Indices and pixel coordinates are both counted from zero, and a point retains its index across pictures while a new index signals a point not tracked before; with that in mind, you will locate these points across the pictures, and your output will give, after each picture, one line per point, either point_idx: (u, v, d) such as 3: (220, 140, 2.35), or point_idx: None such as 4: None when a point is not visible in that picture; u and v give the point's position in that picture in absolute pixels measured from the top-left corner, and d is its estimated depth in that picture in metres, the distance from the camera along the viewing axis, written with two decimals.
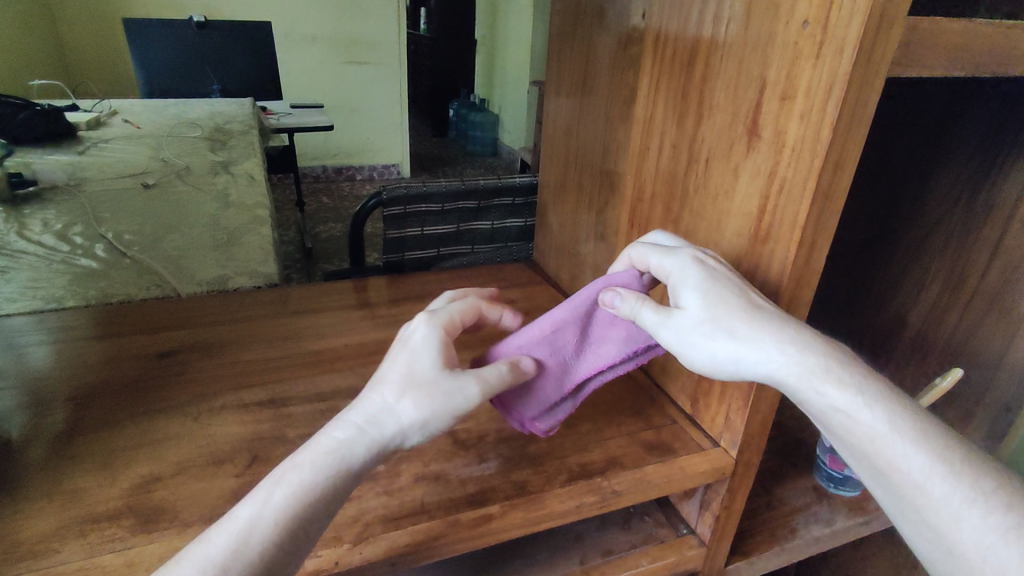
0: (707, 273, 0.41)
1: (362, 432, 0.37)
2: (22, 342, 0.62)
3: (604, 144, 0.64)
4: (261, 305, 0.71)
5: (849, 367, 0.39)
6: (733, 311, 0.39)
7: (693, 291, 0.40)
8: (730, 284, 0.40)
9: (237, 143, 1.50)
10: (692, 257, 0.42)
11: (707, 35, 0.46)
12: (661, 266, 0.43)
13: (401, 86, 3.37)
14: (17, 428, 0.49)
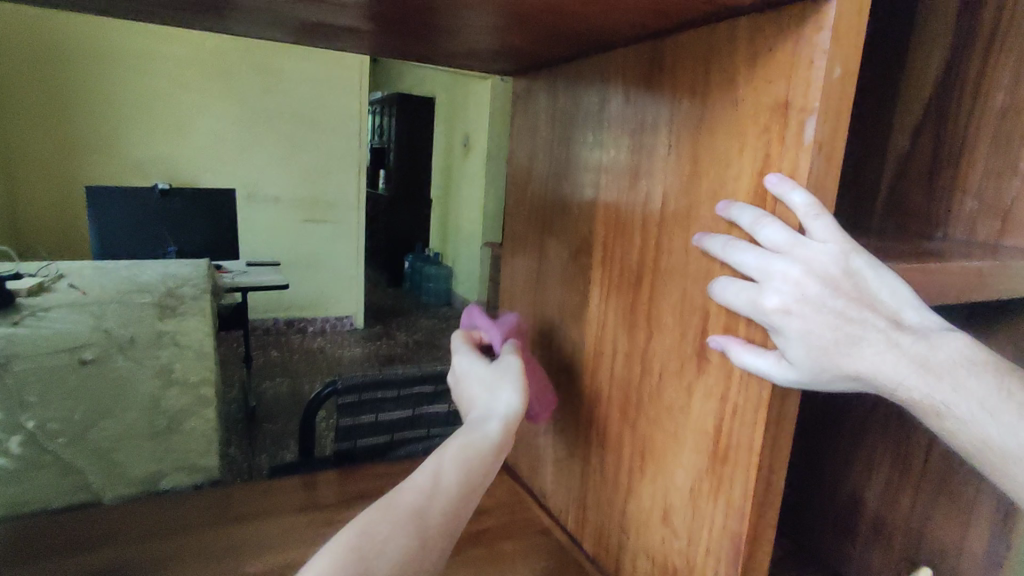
0: (801, 298, 0.37)
1: (470, 434, 0.47)
2: None
3: (559, 341, 0.66)
4: (196, 511, 0.65)
5: (923, 349, 0.39)
6: (843, 331, 0.38)
7: (804, 313, 0.37)
8: (830, 298, 0.37)
9: (187, 311, 1.48)
10: (807, 263, 0.37)
11: (651, 260, 0.50)
12: (766, 275, 0.38)
13: (359, 243, 3.49)
14: None
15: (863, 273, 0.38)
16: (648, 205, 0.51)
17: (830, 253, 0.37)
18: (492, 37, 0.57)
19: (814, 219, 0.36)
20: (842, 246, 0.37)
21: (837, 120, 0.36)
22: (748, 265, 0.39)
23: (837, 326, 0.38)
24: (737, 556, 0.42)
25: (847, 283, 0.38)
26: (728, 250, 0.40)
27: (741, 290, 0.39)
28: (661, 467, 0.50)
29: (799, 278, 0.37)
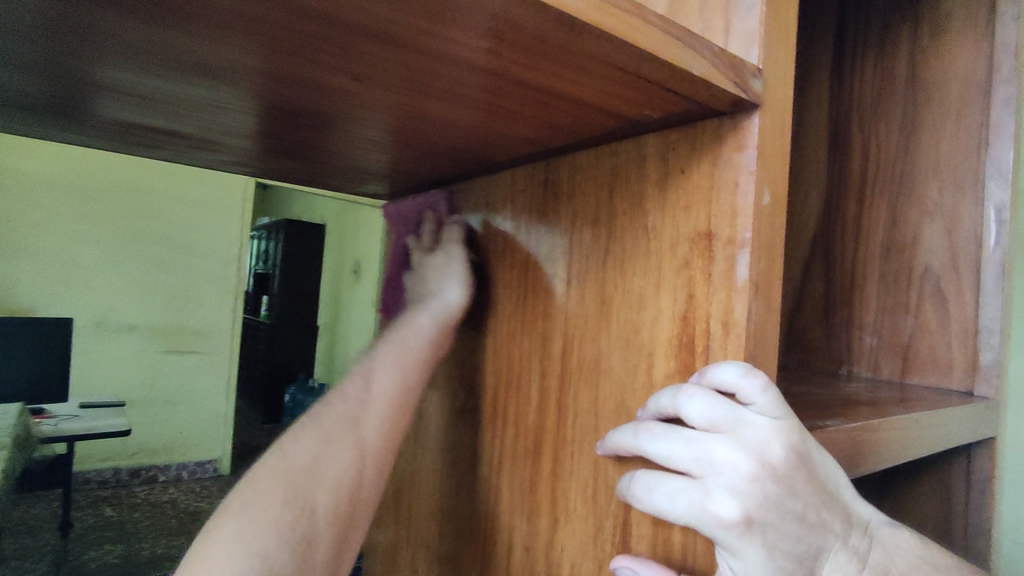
0: (758, 499, 0.27)
1: (398, 337, 0.46)
2: None
3: (440, 522, 0.51)
4: None
5: (877, 556, 0.30)
6: (803, 545, 0.28)
7: (758, 530, 0.27)
8: (792, 499, 0.28)
9: None
10: (756, 458, 0.27)
11: (552, 423, 0.39)
12: (700, 473, 0.28)
13: (228, 376, 3.13)
14: None
15: (821, 462, 0.29)
16: (545, 352, 0.41)
17: (783, 434, 0.28)
18: (362, 154, 0.49)
19: (759, 391, 0.27)
20: (792, 435, 0.28)
21: (771, 254, 0.30)
22: (679, 455, 0.28)
23: (801, 537, 0.28)
24: None
25: (810, 479, 0.28)
26: (646, 434, 0.30)
27: (676, 490, 0.28)
28: None
29: (750, 470, 0.27)
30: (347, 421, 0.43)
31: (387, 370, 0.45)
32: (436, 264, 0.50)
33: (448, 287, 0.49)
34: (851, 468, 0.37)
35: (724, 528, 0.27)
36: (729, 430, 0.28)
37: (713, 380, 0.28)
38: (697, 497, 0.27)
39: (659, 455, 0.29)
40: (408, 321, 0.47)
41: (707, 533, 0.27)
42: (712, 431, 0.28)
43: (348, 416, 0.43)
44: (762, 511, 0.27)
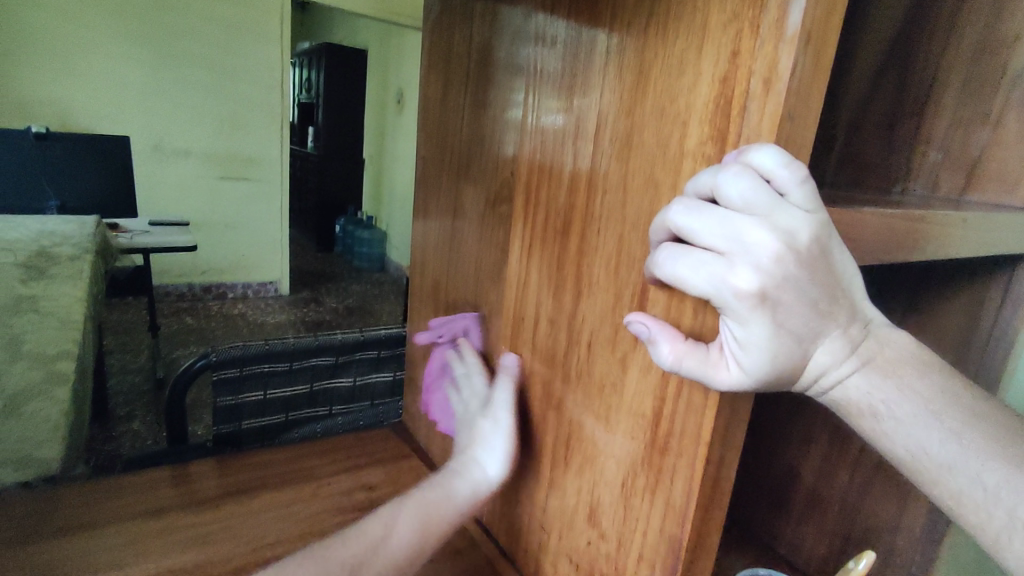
0: (778, 278, 0.27)
1: (441, 488, 0.46)
2: None
3: (476, 305, 0.55)
4: (14, 520, 0.51)
5: (883, 352, 0.30)
6: (807, 327, 0.28)
7: (771, 305, 0.27)
8: (810, 284, 0.27)
9: (59, 271, 1.27)
10: (787, 241, 0.27)
11: (582, 204, 0.40)
12: (729, 248, 0.27)
13: (282, 203, 3.25)
14: None
15: (842, 258, 0.29)
16: (579, 134, 0.41)
17: (813, 226, 0.27)
18: None
19: (796, 184, 0.26)
20: (821, 230, 0.27)
21: (829, 2, 0.27)
22: (711, 227, 0.27)
23: (806, 322, 0.28)
24: (676, 569, 0.34)
25: (830, 269, 0.28)
26: (680, 210, 0.28)
27: (699, 262, 0.27)
28: (590, 459, 0.41)
29: (777, 249, 0.27)
30: (408, 549, 0.43)
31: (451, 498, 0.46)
32: (473, 434, 0.48)
33: (489, 464, 0.47)
34: (881, 256, 0.37)
35: (735, 300, 0.27)
36: (763, 212, 0.27)
37: (757, 163, 0.27)
38: (718, 271, 0.27)
39: (691, 229, 0.28)
40: (445, 483, 0.46)
41: (719, 305, 0.28)
42: (745, 212, 0.27)
43: (404, 541, 0.43)
44: (778, 289, 0.27)
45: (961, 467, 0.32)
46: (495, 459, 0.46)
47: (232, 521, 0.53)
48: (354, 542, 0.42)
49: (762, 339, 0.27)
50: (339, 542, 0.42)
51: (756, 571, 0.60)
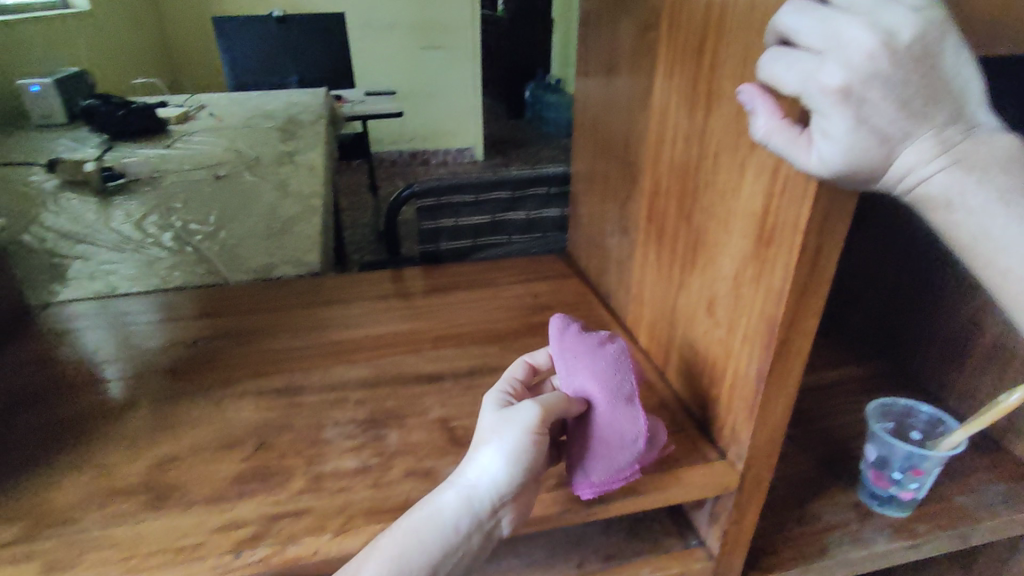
0: (867, 73, 0.28)
1: (454, 496, 0.41)
2: (121, 321, 0.69)
3: (626, 135, 0.61)
4: (296, 294, 0.74)
5: (981, 151, 0.31)
6: (896, 125, 0.29)
7: (854, 101, 0.29)
8: (905, 83, 0.28)
9: (306, 133, 1.57)
10: (884, 36, 0.28)
11: (716, 16, 0.42)
12: (825, 47, 0.29)
13: (475, 70, 3.39)
14: (83, 402, 0.55)
15: (953, 58, 0.29)
16: None
17: (918, 26, 0.28)
18: None
19: None
20: (926, 28, 0.28)
21: None
22: (811, 26, 0.29)
23: (897, 121, 0.29)
24: (771, 341, 0.40)
25: (932, 69, 0.28)
26: (789, 11, 0.30)
27: (795, 61, 0.30)
28: (711, 259, 0.46)
29: (873, 45, 0.28)
30: None
31: (496, 493, 0.40)
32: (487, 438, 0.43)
33: (494, 464, 0.41)
34: None
35: (818, 95, 0.29)
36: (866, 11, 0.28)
37: None
38: (809, 71, 0.29)
39: (795, 30, 0.30)
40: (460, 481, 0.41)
41: (806, 100, 0.30)
42: (849, 12, 0.28)
43: None
44: (867, 85, 0.28)
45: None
46: (493, 458, 0.41)
47: (432, 308, 0.70)
48: None
49: (844, 133, 0.29)
50: None
51: (897, 401, 0.64)
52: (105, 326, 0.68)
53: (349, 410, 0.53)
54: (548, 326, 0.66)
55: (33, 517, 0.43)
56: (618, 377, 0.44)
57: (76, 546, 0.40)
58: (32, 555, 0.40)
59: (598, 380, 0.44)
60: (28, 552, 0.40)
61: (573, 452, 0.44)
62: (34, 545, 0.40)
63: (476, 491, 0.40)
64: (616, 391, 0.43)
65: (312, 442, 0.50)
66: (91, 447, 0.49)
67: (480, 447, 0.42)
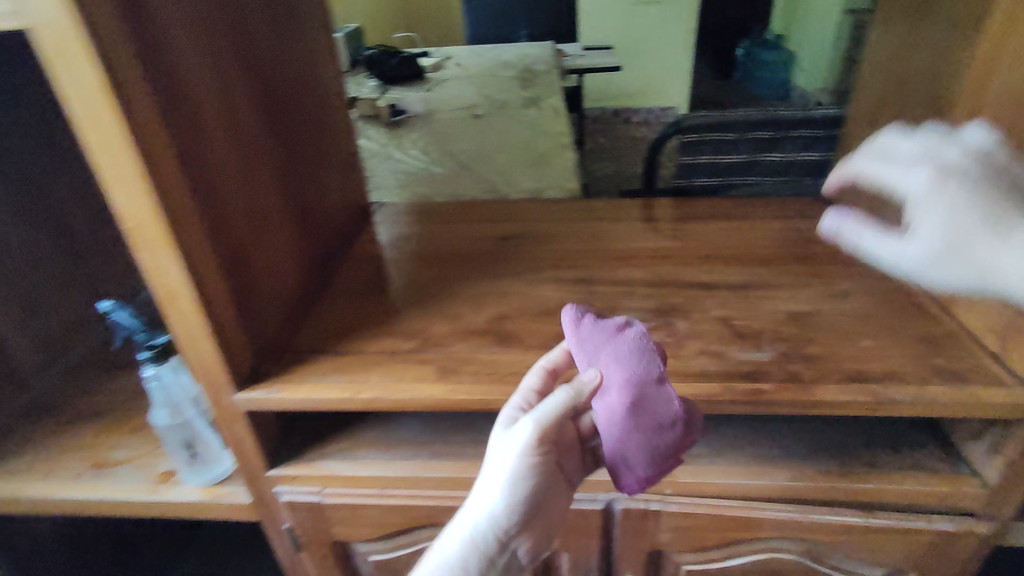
0: (946, 170, 0.37)
1: (474, 521, 0.46)
2: (438, 220, 0.86)
3: (935, 67, 0.60)
4: (571, 212, 0.86)
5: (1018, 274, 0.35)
6: (976, 211, 0.35)
7: (935, 200, 0.36)
8: (981, 180, 0.36)
9: (542, 81, 1.70)
10: (935, 166, 0.37)
11: None
12: (892, 180, 0.39)
13: (690, 24, 3.27)
14: (429, 271, 0.72)
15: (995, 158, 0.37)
16: None
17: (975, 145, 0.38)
18: None
19: None
20: (1006, 163, 0.37)
21: None
22: (907, 147, 0.39)
23: (987, 217, 0.35)
24: None
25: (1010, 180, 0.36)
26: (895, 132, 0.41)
27: (876, 168, 0.40)
28: None
29: (934, 168, 0.37)
30: None
31: (502, 527, 0.46)
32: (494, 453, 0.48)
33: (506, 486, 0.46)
34: None
35: (878, 246, 0.39)
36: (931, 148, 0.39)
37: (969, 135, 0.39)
38: (908, 177, 0.38)
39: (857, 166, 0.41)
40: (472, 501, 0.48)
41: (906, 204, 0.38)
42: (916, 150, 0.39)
43: None
44: (956, 173, 0.36)
45: None
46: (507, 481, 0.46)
47: (695, 232, 0.77)
48: None
49: (942, 219, 0.36)
50: None
51: None
52: (427, 223, 0.86)
53: (636, 300, 0.63)
54: (815, 256, 0.69)
55: (420, 337, 0.59)
56: (648, 361, 0.46)
57: (455, 360, 0.56)
58: (428, 361, 0.56)
59: (628, 367, 0.46)
60: (424, 358, 0.56)
61: (619, 438, 0.45)
62: (427, 355, 0.57)
63: (480, 529, 0.46)
64: (647, 373, 0.46)
65: (612, 320, 0.60)
66: (445, 299, 0.66)
67: (487, 467, 0.48)
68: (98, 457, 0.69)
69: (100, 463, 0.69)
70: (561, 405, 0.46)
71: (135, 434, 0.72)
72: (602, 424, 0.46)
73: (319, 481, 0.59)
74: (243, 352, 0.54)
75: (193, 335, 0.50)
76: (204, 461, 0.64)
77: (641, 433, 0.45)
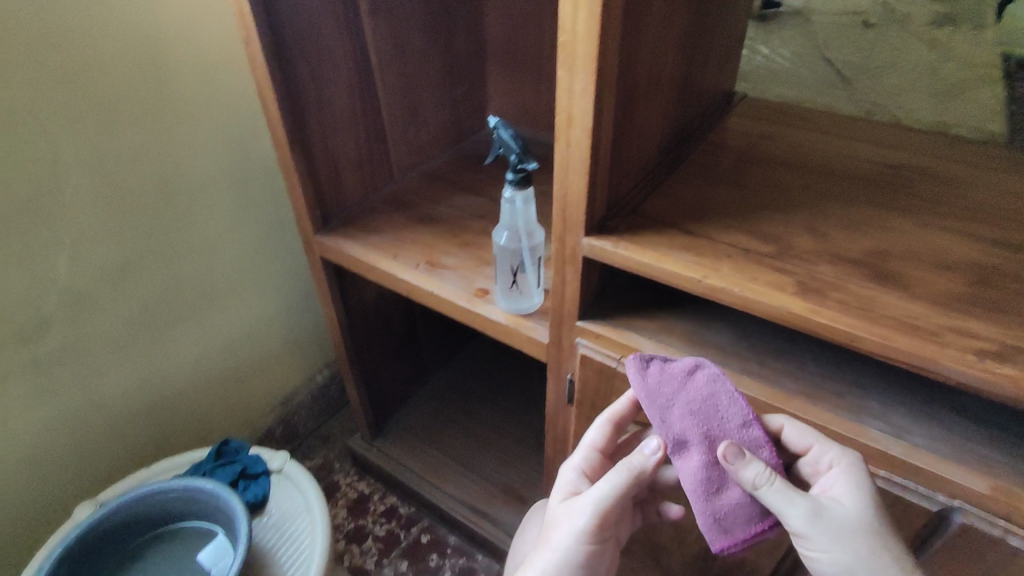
0: (840, 507, 0.46)
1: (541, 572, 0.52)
2: (810, 128, 0.75)
3: None
4: (993, 158, 0.67)
5: None
6: (865, 552, 0.45)
7: (840, 515, 0.46)
8: (856, 495, 0.46)
9: None
10: (848, 466, 0.46)
11: None
12: (811, 457, 0.48)
13: None
14: (795, 178, 0.64)
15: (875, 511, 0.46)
16: None
17: (847, 468, 0.47)
18: None
19: None
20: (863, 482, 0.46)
21: None
22: (794, 435, 0.49)
23: (875, 549, 0.45)
24: None
25: (861, 493, 0.46)
26: (789, 425, 0.50)
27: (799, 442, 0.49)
28: None
29: (836, 464, 0.47)
30: None
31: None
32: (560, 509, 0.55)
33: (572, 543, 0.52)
34: None
35: (771, 495, 0.46)
36: (824, 447, 0.48)
37: (825, 454, 0.48)
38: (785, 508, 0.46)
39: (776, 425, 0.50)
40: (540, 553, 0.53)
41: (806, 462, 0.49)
42: (819, 452, 0.48)
43: None
44: (841, 527, 0.45)
45: None
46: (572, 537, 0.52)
47: None
48: None
49: (834, 538, 0.45)
50: None
51: None
52: (797, 126, 0.76)
53: None
54: None
55: (780, 245, 0.53)
56: (727, 410, 0.49)
57: (821, 280, 0.49)
58: (788, 271, 0.50)
59: (704, 423, 0.49)
60: (784, 267, 0.50)
61: (701, 498, 0.49)
62: (787, 265, 0.51)
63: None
64: (726, 426, 0.49)
65: None
66: (814, 214, 0.58)
67: (557, 527, 0.54)
68: (432, 256, 0.79)
69: (432, 262, 0.78)
70: (623, 483, 0.51)
71: (462, 249, 0.80)
72: (688, 485, 0.49)
73: (621, 348, 0.59)
74: (601, 199, 0.54)
75: (571, 163, 0.50)
76: (520, 291, 0.68)
77: (725, 497, 0.49)
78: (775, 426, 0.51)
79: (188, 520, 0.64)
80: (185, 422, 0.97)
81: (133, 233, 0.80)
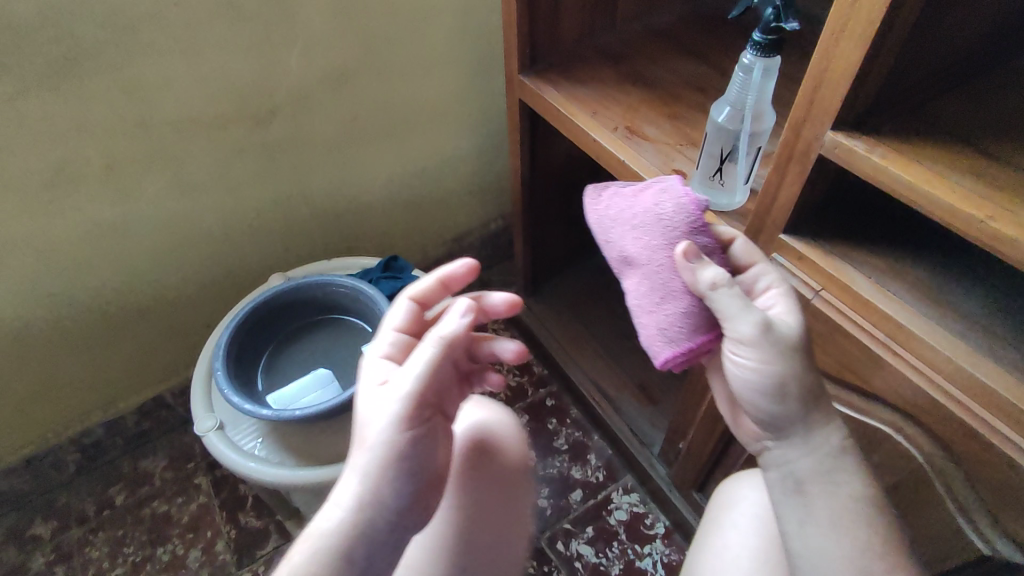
0: (782, 326, 0.45)
1: (370, 464, 0.42)
2: None
3: None
4: None
5: (816, 434, 0.47)
6: (796, 376, 0.45)
7: (782, 330, 0.45)
8: (794, 314, 0.46)
9: None
10: (783, 287, 0.47)
11: None
12: (749, 276, 0.48)
13: None
14: None
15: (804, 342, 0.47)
16: None
17: (784, 289, 0.47)
18: None
19: None
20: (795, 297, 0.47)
21: None
22: (740, 255, 0.49)
23: (805, 375, 0.45)
24: None
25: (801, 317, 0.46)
26: (739, 242, 0.49)
27: (744, 260, 0.49)
28: None
29: (776, 285, 0.47)
30: (337, 557, 0.40)
31: (393, 485, 0.43)
32: (376, 397, 0.45)
33: (398, 423, 0.43)
34: None
35: (727, 298, 0.44)
36: (768, 273, 0.48)
37: (765, 278, 0.48)
38: (737, 316, 0.44)
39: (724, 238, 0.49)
40: (366, 446, 0.43)
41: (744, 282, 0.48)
42: (762, 275, 0.48)
43: (330, 546, 0.40)
44: (782, 348, 0.45)
45: (851, 522, 0.46)
46: (392, 421, 0.43)
47: None
48: (322, 545, 0.41)
49: (774, 359, 0.45)
50: (300, 543, 0.42)
51: None
52: None
53: None
54: None
55: None
56: (676, 218, 0.47)
57: None
58: None
59: (661, 237, 0.47)
60: None
61: (658, 307, 0.47)
62: None
63: (375, 479, 0.42)
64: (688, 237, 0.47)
65: None
66: None
67: (377, 414, 0.44)
68: (633, 123, 0.70)
69: (632, 129, 0.70)
70: (434, 357, 0.44)
71: (669, 121, 0.70)
72: (647, 293, 0.48)
73: (825, 281, 0.48)
74: (874, 87, 0.41)
75: (852, 26, 0.38)
76: (722, 185, 0.57)
77: (672, 310, 0.47)
78: (726, 238, 0.49)
79: (348, 314, 0.70)
80: (371, 232, 1.06)
81: (356, 39, 0.82)
